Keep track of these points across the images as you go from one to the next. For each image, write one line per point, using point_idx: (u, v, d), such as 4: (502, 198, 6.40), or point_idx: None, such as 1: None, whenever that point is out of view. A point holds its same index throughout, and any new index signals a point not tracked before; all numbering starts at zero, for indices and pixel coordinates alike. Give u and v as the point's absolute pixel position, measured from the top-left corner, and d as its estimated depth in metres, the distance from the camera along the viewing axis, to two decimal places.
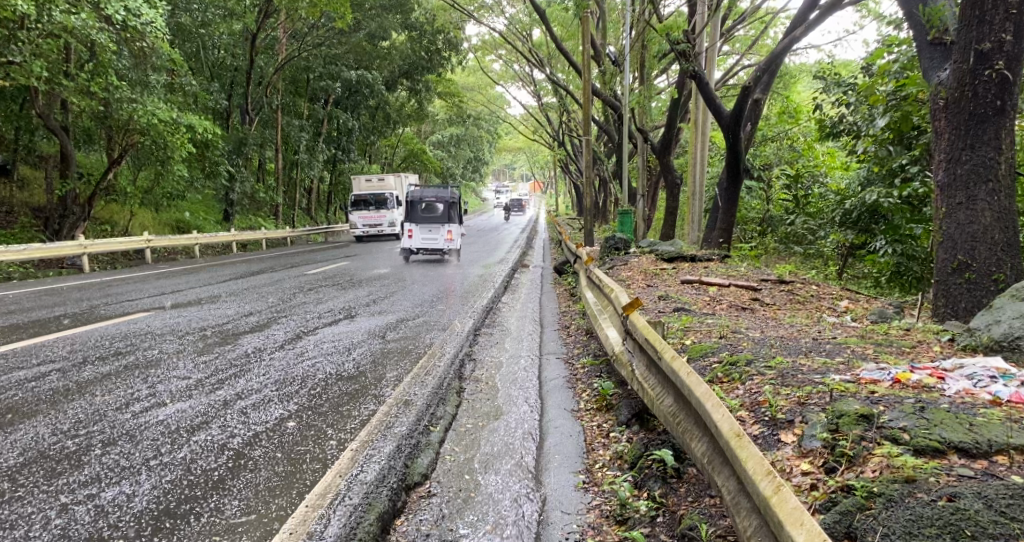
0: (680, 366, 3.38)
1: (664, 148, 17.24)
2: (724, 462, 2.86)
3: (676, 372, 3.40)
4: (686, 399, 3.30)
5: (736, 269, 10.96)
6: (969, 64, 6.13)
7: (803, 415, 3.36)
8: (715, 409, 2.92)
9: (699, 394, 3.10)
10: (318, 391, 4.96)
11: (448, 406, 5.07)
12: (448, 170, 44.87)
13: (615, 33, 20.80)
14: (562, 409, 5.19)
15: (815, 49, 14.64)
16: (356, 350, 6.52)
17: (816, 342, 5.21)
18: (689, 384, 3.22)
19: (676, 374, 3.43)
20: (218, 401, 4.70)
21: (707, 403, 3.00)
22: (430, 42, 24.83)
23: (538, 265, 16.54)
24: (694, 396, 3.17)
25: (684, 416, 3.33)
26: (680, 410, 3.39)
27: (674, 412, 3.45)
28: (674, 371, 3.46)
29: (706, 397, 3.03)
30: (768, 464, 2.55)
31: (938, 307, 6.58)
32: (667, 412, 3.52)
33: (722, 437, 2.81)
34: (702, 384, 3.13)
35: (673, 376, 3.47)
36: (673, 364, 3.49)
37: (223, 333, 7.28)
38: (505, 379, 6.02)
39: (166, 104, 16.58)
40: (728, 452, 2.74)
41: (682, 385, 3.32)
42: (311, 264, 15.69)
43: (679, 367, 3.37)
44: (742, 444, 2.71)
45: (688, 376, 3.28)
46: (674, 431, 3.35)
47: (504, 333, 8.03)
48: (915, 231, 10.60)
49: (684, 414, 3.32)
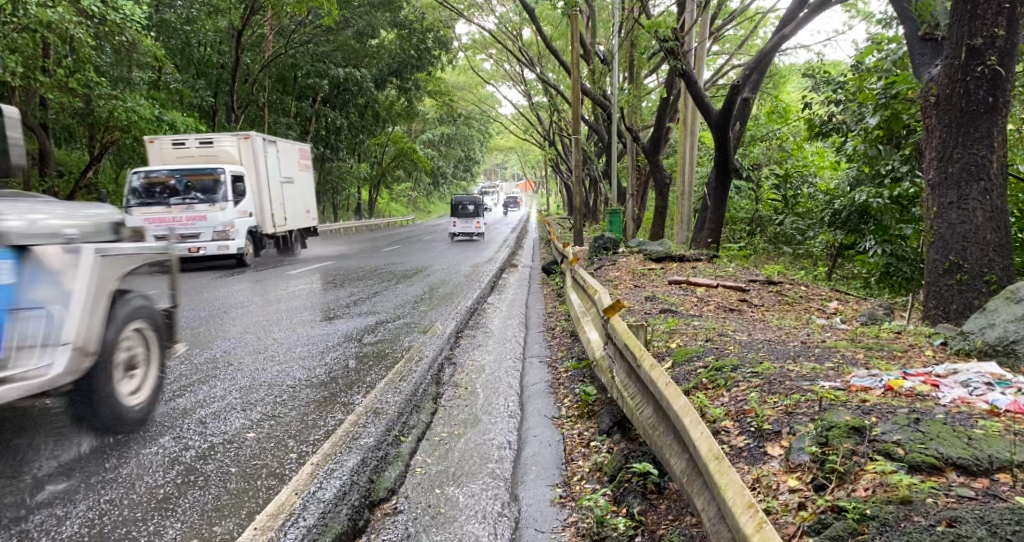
0: (658, 376, 3.15)
1: (653, 148, 17.07)
2: (705, 484, 2.63)
3: (654, 382, 3.18)
4: (664, 413, 3.07)
5: (724, 269, 10.78)
6: (961, 60, 5.97)
7: (791, 426, 3.16)
8: (694, 429, 2.69)
9: (677, 411, 2.87)
10: (284, 399, 4.73)
11: (422, 414, 4.84)
12: (438, 169, 44.70)
13: (603, 32, 20.65)
14: (541, 417, 4.98)
15: (805, 48, 14.51)
16: (330, 355, 6.29)
17: (804, 346, 5.00)
18: (668, 397, 2.99)
19: (653, 384, 3.21)
20: (177, 410, 4.47)
21: (688, 420, 2.77)
22: (420, 41, 24.71)
23: (526, 265, 16.33)
24: (673, 409, 2.94)
25: (663, 429, 3.12)
26: (659, 423, 3.17)
27: (653, 424, 3.23)
28: (651, 380, 3.23)
29: (686, 413, 2.80)
30: (749, 493, 2.33)
31: (928, 310, 6.42)
32: (647, 424, 3.28)
33: (702, 462, 2.58)
34: (681, 398, 2.90)
35: (651, 386, 3.24)
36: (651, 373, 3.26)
37: (194, 335, 7.04)
38: (485, 383, 5.81)
39: (147, 101, 16.34)
40: (708, 479, 2.52)
41: (660, 397, 3.09)
42: (294, 263, 15.44)
43: (657, 376, 3.13)
44: (723, 469, 2.49)
45: (666, 388, 3.05)
46: (653, 446, 3.12)
47: (487, 336, 7.80)
48: (906, 231, 10.52)
49: (663, 428, 3.11)
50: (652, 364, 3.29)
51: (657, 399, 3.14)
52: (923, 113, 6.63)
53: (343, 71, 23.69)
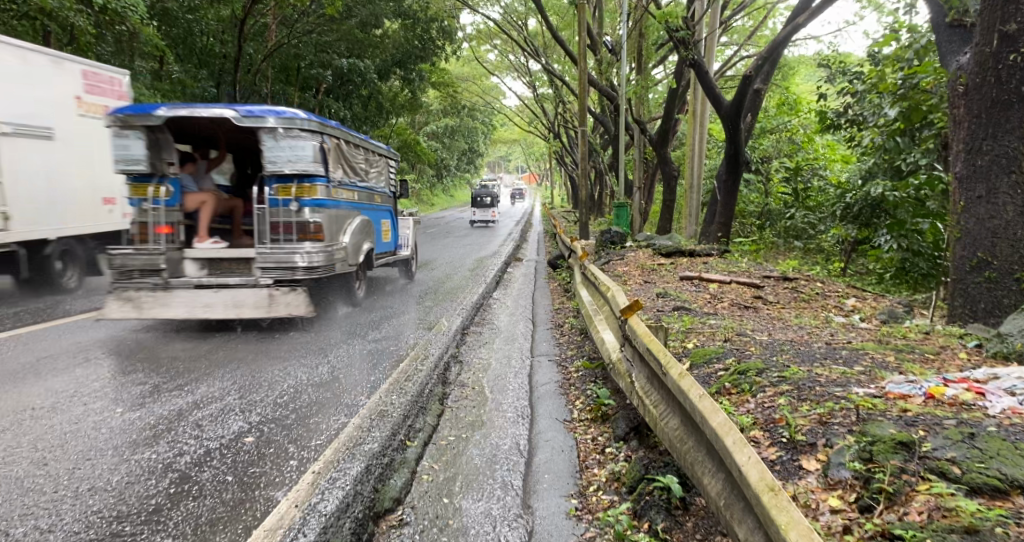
0: (690, 388, 2.92)
1: (660, 140, 16.74)
2: (748, 511, 2.41)
3: (685, 395, 2.95)
4: (697, 428, 2.85)
5: (736, 265, 10.53)
6: (992, 47, 5.70)
7: (827, 438, 2.93)
8: (739, 451, 2.46)
9: (715, 430, 2.63)
10: (285, 401, 4.52)
11: (428, 416, 4.64)
12: (442, 161, 44.38)
13: (610, 23, 20.37)
14: (552, 420, 4.76)
15: (814, 39, 14.23)
16: (333, 353, 6.08)
17: (829, 348, 4.77)
18: (702, 412, 2.76)
19: (684, 395, 2.98)
20: (173, 412, 4.27)
21: (730, 441, 2.53)
22: (425, 30, 24.36)
23: (532, 258, 16.10)
24: (708, 425, 2.72)
25: (693, 443, 2.90)
26: (689, 435, 2.96)
27: (682, 436, 3.01)
28: (682, 391, 3.00)
29: (728, 434, 2.56)
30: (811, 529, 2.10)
31: (954, 308, 6.18)
32: (673, 436, 3.07)
33: (750, 491, 2.34)
34: (719, 415, 2.66)
35: (680, 398, 3.01)
36: (681, 383, 3.03)
37: (193, 332, 6.83)
38: (493, 384, 5.59)
39: (150, 92, 16.17)
40: (759, 512, 2.28)
41: (693, 410, 2.86)
42: None
43: (689, 387, 2.91)
44: (780, 502, 2.25)
45: (701, 402, 2.81)
46: (682, 462, 2.91)
47: (494, 333, 7.58)
48: (922, 226, 10.26)
49: (694, 442, 2.89)
50: (683, 374, 3.06)
51: (688, 412, 2.92)
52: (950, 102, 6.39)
53: (348, 61, 23.47)
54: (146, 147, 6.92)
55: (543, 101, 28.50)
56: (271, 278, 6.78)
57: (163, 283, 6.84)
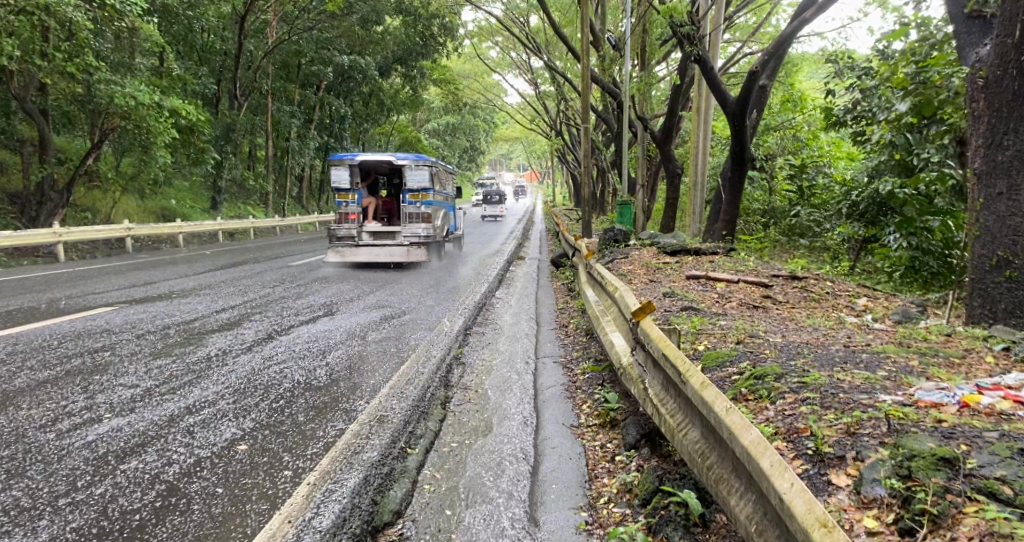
0: (714, 399, 2.72)
1: (663, 137, 16.53)
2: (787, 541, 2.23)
3: (709, 408, 2.75)
4: (723, 444, 2.65)
5: (743, 263, 10.34)
6: (1015, 39, 5.50)
7: (857, 450, 2.74)
8: (779, 476, 2.26)
9: (748, 450, 2.44)
10: (280, 406, 4.33)
11: (430, 421, 4.45)
12: (443, 158, 44.22)
13: (612, 20, 20.19)
14: (559, 425, 4.58)
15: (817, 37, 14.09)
16: (331, 354, 5.90)
17: (848, 351, 4.57)
18: (730, 428, 2.56)
19: (707, 408, 2.79)
20: (165, 417, 4.07)
21: (767, 463, 2.34)
22: (425, 27, 23.71)
23: (534, 256, 15.94)
24: (739, 445, 2.53)
25: (717, 457, 2.71)
26: (713, 449, 2.77)
27: (704, 450, 2.82)
28: (705, 403, 2.80)
29: (764, 456, 2.36)
30: None
31: (973, 309, 5.99)
32: (693, 450, 2.88)
33: (796, 523, 2.16)
34: (752, 434, 2.46)
35: (702, 410, 2.82)
36: (702, 394, 2.83)
37: (187, 332, 6.65)
38: (496, 386, 5.40)
39: (149, 88, 16.01)
40: None
41: (718, 424, 2.67)
42: (296, 256, 15.03)
43: (715, 400, 2.71)
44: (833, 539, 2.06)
45: (728, 417, 2.61)
46: (705, 479, 2.72)
47: (496, 333, 7.41)
48: (932, 223, 10.12)
49: (718, 457, 2.70)
50: (705, 384, 2.86)
51: (712, 426, 2.72)
52: (969, 94, 6.17)
53: (349, 58, 23.35)
54: (347, 174, 12.72)
55: (545, 98, 28.29)
56: (411, 241, 12.74)
57: (352, 243, 12.59)
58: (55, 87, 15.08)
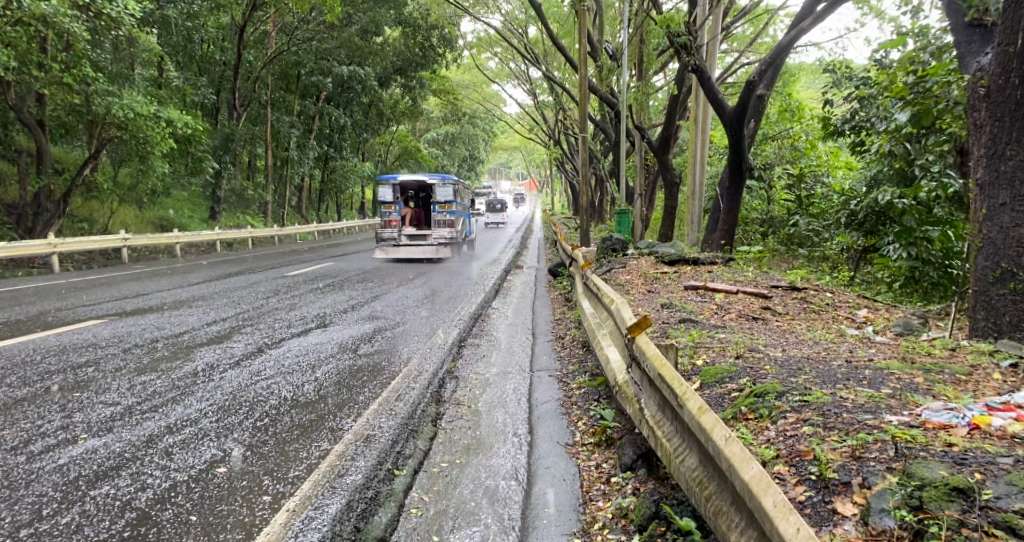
0: (713, 426, 2.60)
1: (661, 146, 16.43)
2: None
3: (707, 436, 2.63)
4: (722, 475, 2.54)
5: (742, 274, 10.21)
6: (1018, 47, 5.39)
7: (863, 477, 2.61)
8: (784, 519, 2.15)
9: (750, 485, 2.32)
10: (264, 424, 4.19)
11: (420, 439, 4.31)
12: (442, 167, 44.17)
13: (611, 30, 20.14)
14: (553, 443, 4.46)
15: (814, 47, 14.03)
16: (321, 369, 5.75)
17: (851, 367, 4.43)
18: (730, 460, 2.44)
19: (704, 435, 2.67)
20: (144, 436, 3.93)
21: (770, 502, 2.23)
22: (425, 38, 23.34)
23: (533, 266, 15.82)
24: (739, 480, 2.41)
25: (716, 487, 2.60)
26: (711, 478, 2.65)
27: (702, 479, 2.70)
28: (702, 429, 2.68)
29: (767, 494, 2.25)
30: None
31: (977, 322, 5.86)
32: (691, 478, 2.75)
33: None
34: (753, 468, 2.35)
35: (700, 436, 2.70)
36: (700, 420, 2.71)
37: (176, 346, 6.50)
38: (490, 402, 5.26)
39: (145, 98, 15.92)
40: None
41: (717, 454, 2.54)
42: (292, 266, 14.90)
43: (716, 429, 2.59)
44: None
45: (727, 448, 2.49)
46: (704, 511, 2.60)
47: (491, 345, 7.27)
48: (932, 233, 9.85)
49: (717, 487, 2.59)
50: (702, 409, 2.74)
51: (710, 455, 2.61)
52: (969, 104, 6.06)
53: (348, 68, 23.28)
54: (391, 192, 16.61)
55: (543, 108, 28.25)
56: (440, 241, 15.95)
57: (393, 244, 15.63)
58: (51, 97, 14.98)
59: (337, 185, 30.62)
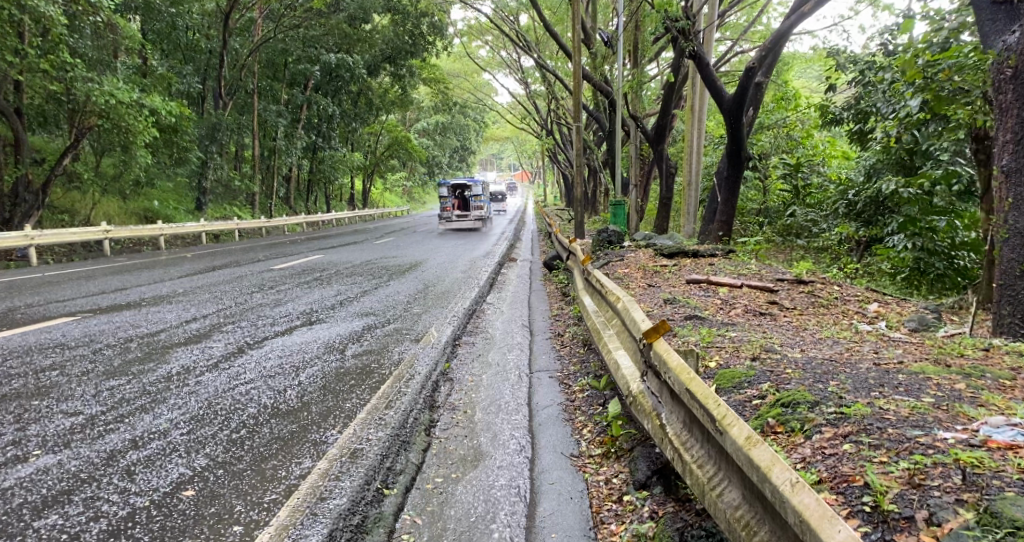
0: (773, 466, 2.27)
1: (657, 135, 16.03)
2: None
3: (764, 477, 2.29)
4: (783, 525, 2.22)
5: (745, 266, 9.87)
6: None
7: (928, 512, 2.35)
8: None
9: None
10: (240, 438, 3.78)
11: (412, 452, 3.95)
12: (433, 158, 43.66)
13: (604, 18, 19.75)
14: (558, 454, 4.11)
15: (809, 36, 13.60)
16: (305, 372, 5.36)
17: (880, 371, 4.09)
18: (802, 513, 2.12)
19: (758, 476, 2.33)
20: (104, 451, 3.54)
21: None
22: (415, 26, 23.35)
23: (527, 258, 15.46)
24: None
25: (770, 534, 2.28)
26: (763, 522, 2.33)
27: (750, 521, 2.39)
28: (756, 468, 2.34)
29: None
30: None
31: (1002, 318, 5.60)
32: (738, 521, 2.42)
33: None
34: (841, 531, 2.02)
35: (752, 475, 2.37)
36: (752, 455, 2.37)
37: (150, 346, 6.06)
38: (487, 406, 4.89)
39: (127, 85, 15.43)
40: None
41: (780, 501, 2.21)
42: (279, 259, 14.42)
43: (783, 476, 2.23)
44: None
45: (796, 498, 2.16)
46: None
47: (487, 344, 6.89)
48: (939, 224, 9.90)
49: (772, 534, 2.28)
50: (752, 440, 2.41)
51: (767, 498, 2.29)
52: (994, 85, 5.68)
53: (336, 56, 22.73)
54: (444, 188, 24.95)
55: (535, 97, 27.81)
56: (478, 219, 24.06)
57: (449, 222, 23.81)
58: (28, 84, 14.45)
59: (326, 177, 30.06)
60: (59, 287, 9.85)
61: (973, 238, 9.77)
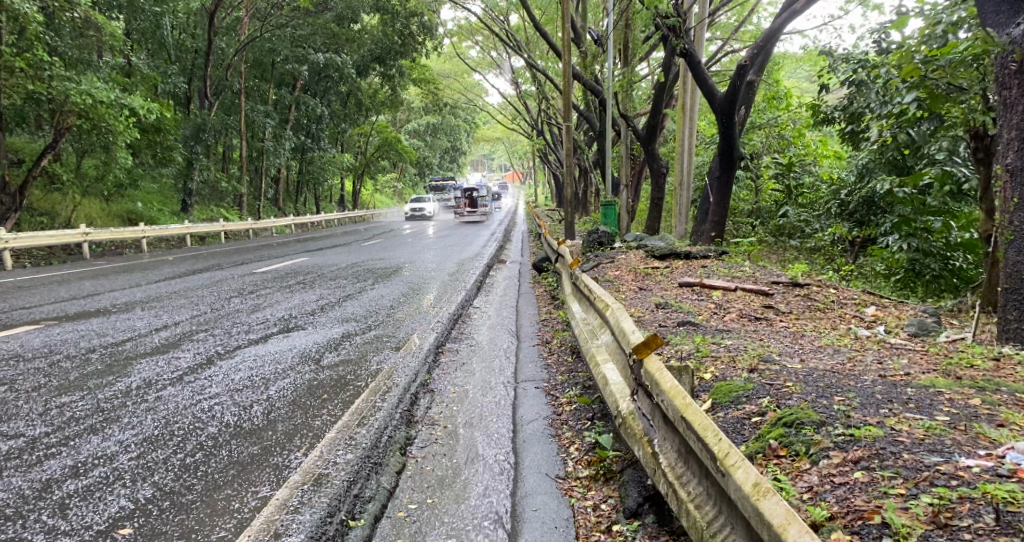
0: (788, 524, 1.98)
1: (648, 135, 15.75)
2: None
3: (776, 537, 2.00)
4: None
5: (739, 269, 9.60)
6: None
7: None
8: None
9: None
10: (193, 464, 3.47)
11: (385, 475, 3.66)
12: (424, 159, 43.35)
13: (594, 17, 19.46)
14: (542, 475, 3.82)
15: (799, 36, 13.39)
16: (275, 385, 5.02)
17: (887, 384, 3.82)
18: None
19: (770, 534, 2.04)
20: (38, 485, 3.22)
21: None
22: (404, 26, 23.01)
23: (516, 260, 15.18)
24: None
25: None
26: None
27: None
28: (767, 525, 2.04)
29: None
30: None
31: (1009, 323, 5.36)
32: None
33: None
34: None
35: (762, 531, 2.07)
36: (761, 509, 2.08)
37: (113, 357, 5.72)
38: (469, 421, 4.59)
39: (106, 85, 15.05)
40: None
41: None
42: (262, 261, 14.05)
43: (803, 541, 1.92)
44: None
45: None
46: None
47: (472, 351, 6.57)
48: (934, 224, 9.70)
49: None
50: (761, 489, 2.11)
51: None
52: (997, 78, 5.42)
53: (324, 55, 22.36)
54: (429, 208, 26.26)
55: (526, 98, 27.51)
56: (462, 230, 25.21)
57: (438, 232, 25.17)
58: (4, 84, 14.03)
59: (315, 177, 29.67)
60: (29, 293, 9.46)
61: (968, 239, 9.48)
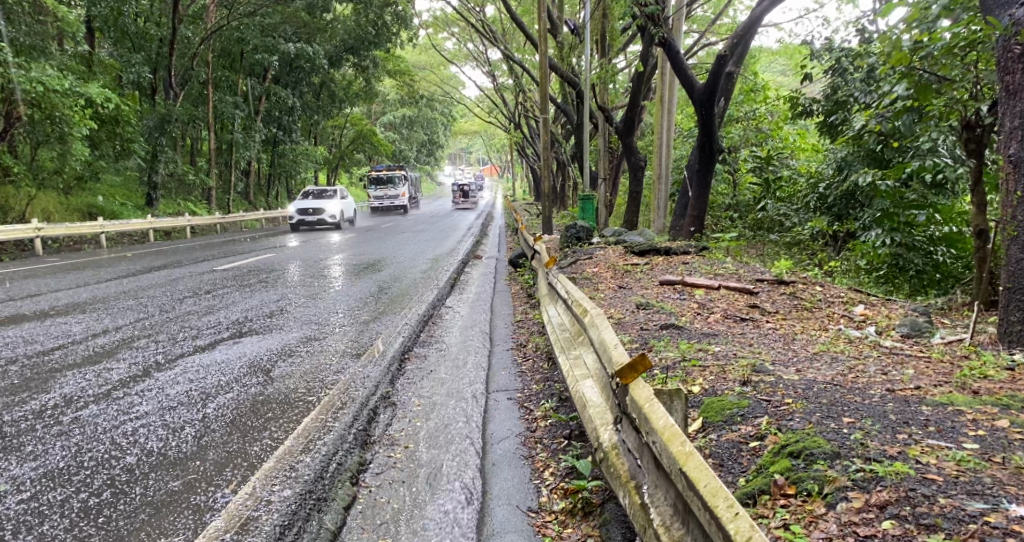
0: None
1: (625, 128, 15.28)
2: None
3: None
4: None
5: (721, 265, 9.18)
6: None
7: None
8: None
9: None
10: (91, 511, 3.04)
11: (331, 512, 3.20)
12: (400, 152, 42.61)
13: (571, 8, 18.99)
14: (512, 510, 3.33)
15: (775, 27, 12.99)
16: (215, 401, 4.47)
17: (898, 400, 3.41)
18: None
19: None
20: None
21: None
22: (377, 16, 22.28)
23: (492, 256, 14.61)
24: None
25: None
26: None
27: None
28: None
29: None
30: None
31: (1011, 325, 4.98)
32: None
33: None
34: None
35: None
36: None
37: (38, 367, 5.16)
38: (432, 439, 4.09)
39: (59, 72, 14.25)
40: None
41: None
42: (223, 258, 13.35)
43: None
44: None
45: None
46: None
47: (441, 357, 6.04)
48: (917, 217, 9.17)
49: None
50: None
51: None
52: (998, 65, 4.95)
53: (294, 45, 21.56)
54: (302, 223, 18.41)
55: (503, 91, 26.93)
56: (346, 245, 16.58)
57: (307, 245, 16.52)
58: None
59: (286, 170, 28.87)
60: None
61: (948, 232, 9.36)
